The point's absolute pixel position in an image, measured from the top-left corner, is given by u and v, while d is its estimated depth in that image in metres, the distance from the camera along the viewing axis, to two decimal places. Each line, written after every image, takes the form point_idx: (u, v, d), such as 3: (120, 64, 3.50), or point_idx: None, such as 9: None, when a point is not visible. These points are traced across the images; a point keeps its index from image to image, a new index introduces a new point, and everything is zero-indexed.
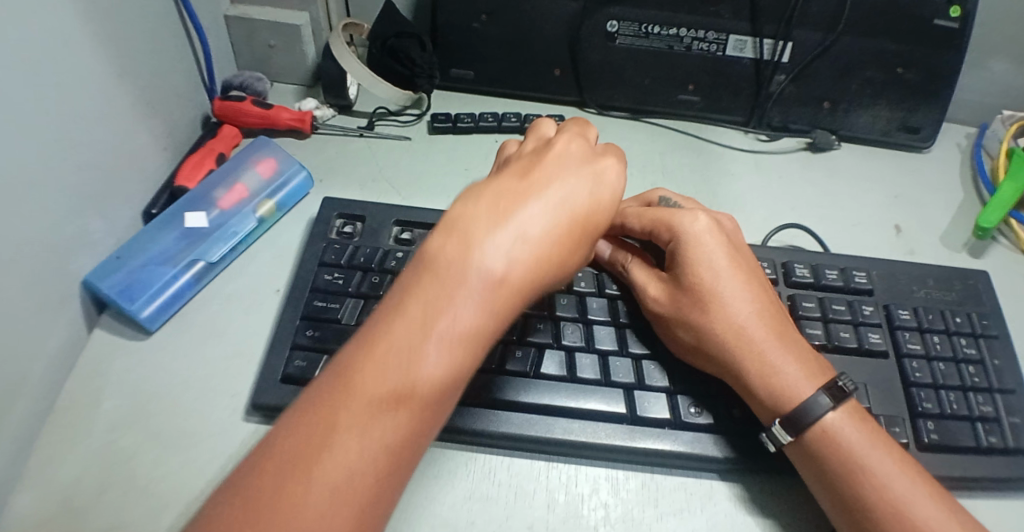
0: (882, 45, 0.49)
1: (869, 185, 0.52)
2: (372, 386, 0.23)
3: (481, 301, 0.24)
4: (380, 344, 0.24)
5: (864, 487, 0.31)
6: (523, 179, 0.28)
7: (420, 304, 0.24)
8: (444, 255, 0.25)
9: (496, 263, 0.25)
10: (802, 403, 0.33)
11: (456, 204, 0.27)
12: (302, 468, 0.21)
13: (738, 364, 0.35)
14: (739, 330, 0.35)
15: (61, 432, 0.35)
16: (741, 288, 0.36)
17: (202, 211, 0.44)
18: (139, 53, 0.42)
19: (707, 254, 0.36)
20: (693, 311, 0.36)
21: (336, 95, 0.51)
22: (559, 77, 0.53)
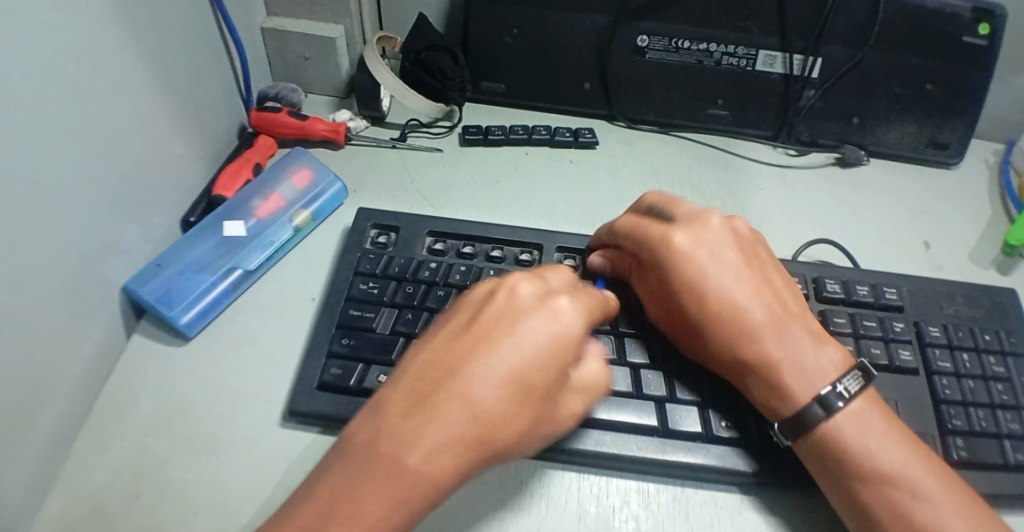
0: (910, 61, 0.50)
1: (895, 200, 0.52)
2: (361, 512, 0.25)
3: (461, 428, 0.26)
4: (366, 464, 0.25)
5: (865, 480, 0.32)
6: (506, 316, 0.29)
7: (400, 426, 0.26)
8: (431, 384, 0.27)
9: (476, 394, 0.27)
10: (797, 412, 0.33)
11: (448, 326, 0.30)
12: None
13: (732, 352, 0.35)
14: (730, 348, 0.35)
15: (100, 433, 0.36)
16: (736, 274, 0.37)
17: (239, 220, 0.45)
18: (177, 65, 0.43)
19: (689, 270, 0.37)
20: (688, 330, 0.37)
21: (369, 106, 0.52)
22: (587, 90, 0.53)
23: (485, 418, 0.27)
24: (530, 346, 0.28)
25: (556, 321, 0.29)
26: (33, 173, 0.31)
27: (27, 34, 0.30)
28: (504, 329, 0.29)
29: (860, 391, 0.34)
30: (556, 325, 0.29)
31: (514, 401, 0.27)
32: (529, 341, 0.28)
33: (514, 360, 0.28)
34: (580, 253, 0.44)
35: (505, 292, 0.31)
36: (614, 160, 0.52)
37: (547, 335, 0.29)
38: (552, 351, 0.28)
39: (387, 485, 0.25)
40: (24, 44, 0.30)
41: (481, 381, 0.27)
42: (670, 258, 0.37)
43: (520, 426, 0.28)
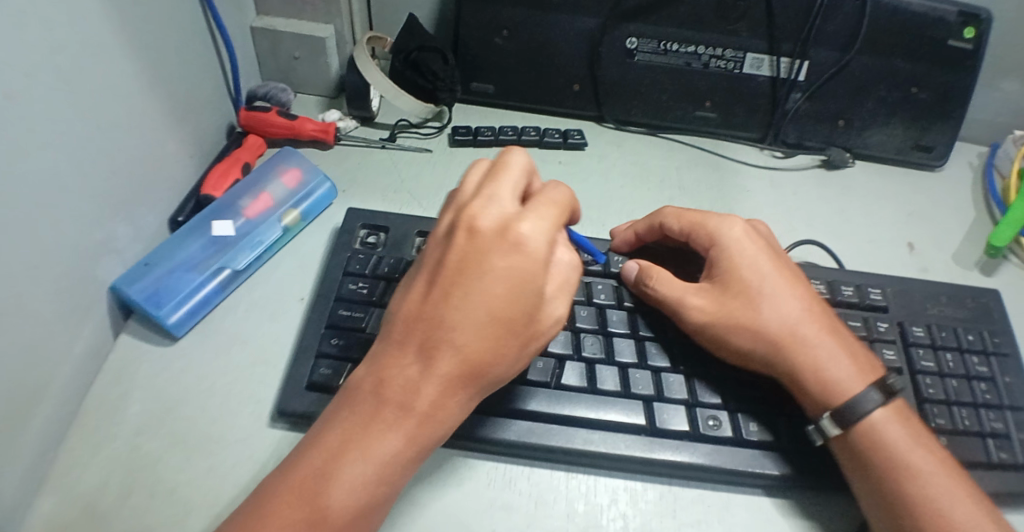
0: (896, 64, 0.50)
1: (881, 202, 0.52)
2: (378, 445, 0.28)
3: (455, 366, 0.29)
4: (372, 414, 0.29)
5: (907, 483, 0.32)
6: (471, 249, 0.29)
7: (401, 377, 0.29)
8: (422, 333, 0.29)
9: (466, 333, 0.29)
10: (852, 399, 0.34)
11: (424, 270, 0.31)
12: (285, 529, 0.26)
13: (789, 332, 0.36)
14: (792, 329, 0.36)
15: (89, 434, 0.35)
16: (789, 289, 0.38)
17: (228, 219, 0.45)
18: (168, 64, 0.43)
19: (750, 257, 0.39)
20: (747, 312, 0.37)
21: (359, 107, 0.52)
22: (577, 92, 0.53)
23: (478, 348, 0.29)
24: (517, 277, 0.29)
25: (530, 246, 0.29)
26: (25, 172, 0.31)
27: (21, 33, 0.30)
28: (474, 262, 0.29)
29: (898, 397, 0.35)
30: (532, 252, 0.30)
31: (507, 333, 0.29)
32: (518, 272, 0.29)
33: (501, 291, 0.29)
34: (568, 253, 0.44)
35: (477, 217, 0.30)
36: (605, 161, 0.52)
37: (533, 263, 0.30)
38: (536, 277, 0.30)
39: (401, 422, 0.29)
40: (18, 42, 0.30)
41: (473, 313, 0.29)
42: (727, 245, 0.39)
43: (513, 351, 0.30)
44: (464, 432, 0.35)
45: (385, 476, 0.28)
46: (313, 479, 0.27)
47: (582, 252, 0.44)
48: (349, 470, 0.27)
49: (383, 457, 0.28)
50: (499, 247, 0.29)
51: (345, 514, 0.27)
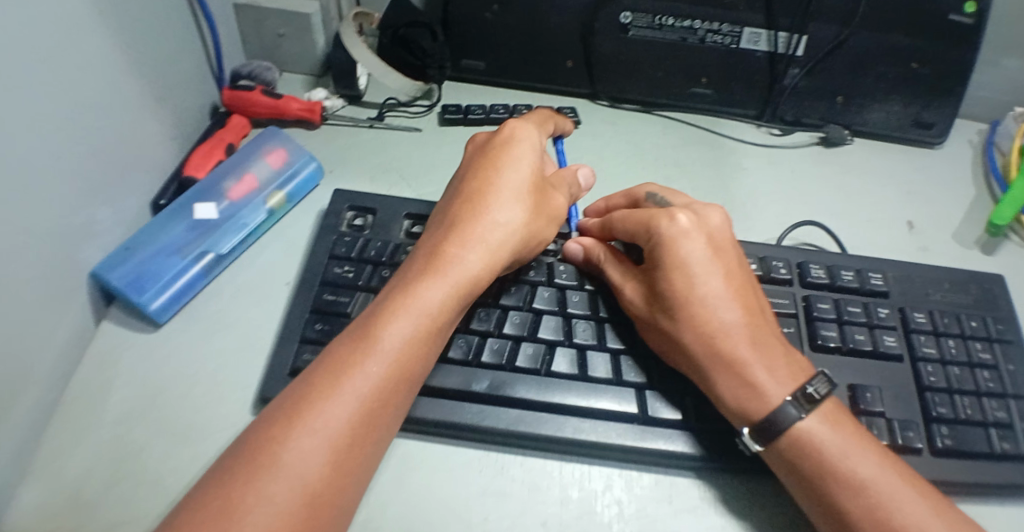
0: (898, 40, 0.49)
1: (880, 180, 0.51)
2: (429, 287, 0.33)
3: (513, 224, 0.36)
4: (432, 263, 0.34)
5: (843, 494, 0.31)
6: (505, 144, 0.40)
7: (462, 237, 0.35)
8: (486, 206, 0.37)
9: (517, 199, 0.37)
10: (773, 411, 0.32)
11: (471, 172, 0.39)
12: (344, 371, 0.30)
13: (705, 344, 0.34)
14: (709, 340, 0.34)
15: (71, 425, 0.35)
16: (722, 293, 0.35)
17: (210, 202, 0.43)
18: (145, 42, 0.41)
19: (681, 260, 0.36)
20: (666, 321, 0.36)
21: (345, 85, 0.50)
22: (571, 68, 0.51)
23: (500, 214, 0.36)
24: (512, 161, 0.39)
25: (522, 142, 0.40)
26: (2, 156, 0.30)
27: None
28: (508, 147, 0.40)
29: (823, 400, 0.33)
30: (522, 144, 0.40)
31: (522, 201, 0.38)
32: (512, 161, 0.39)
33: (506, 173, 0.39)
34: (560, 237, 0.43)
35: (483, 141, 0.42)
36: (599, 140, 0.50)
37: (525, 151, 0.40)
38: (527, 165, 0.39)
39: (443, 265, 0.34)
40: None
41: (485, 187, 0.38)
42: (658, 245, 0.37)
43: (534, 219, 0.38)
44: (452, 420, 0.35)
45: (432, 308, 0.32)
46: (368, 320, 0.32)
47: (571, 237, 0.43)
48: (400, 307, 0.32)
49: (430, 294, 0.33)
50: (523, 139, 0.40)
51: (402, 336, 0.31)
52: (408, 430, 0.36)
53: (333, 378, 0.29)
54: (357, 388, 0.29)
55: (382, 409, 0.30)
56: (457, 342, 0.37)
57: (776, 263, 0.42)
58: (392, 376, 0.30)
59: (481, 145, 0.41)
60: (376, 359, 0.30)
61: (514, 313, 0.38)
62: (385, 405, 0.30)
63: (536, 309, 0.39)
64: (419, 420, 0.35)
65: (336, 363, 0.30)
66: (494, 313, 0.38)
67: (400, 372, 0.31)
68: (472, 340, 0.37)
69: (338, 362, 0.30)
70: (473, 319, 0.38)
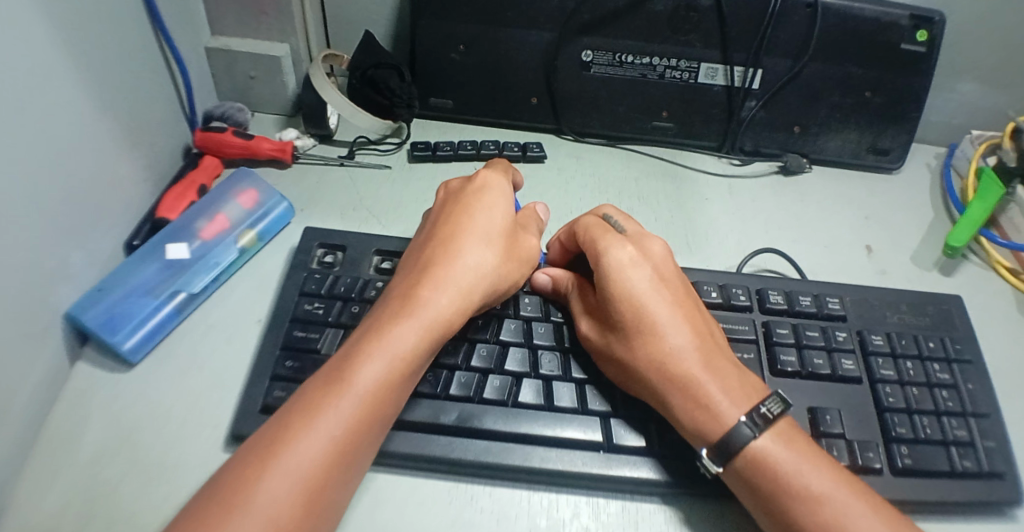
0: (850, 70, 0.51)
1: (840, 205, 0.53)
2: (398, 330, 0.34)
3: (483, 270, 0.38)
4: (402, 307, 0.35)
5: (798, 511, 0.31)
6: (477, 193, 0.42)
7: (435, 280, 0.37)
8: (457, 251, 0.38)
9: (485, 245, 0.39)
10: (727, 432, 0.33)
11: (446, 218, 0.41)
12: (313, 415, 0.30)
13: (660, 366, 0.35)
14: (664, 364, 0.35)
15: (43, 465, 0.35)
16: (673, 318, 0.37)
17: (183, 242, 0.44)
18: (117, 87, 0.42)
19: (632, 286, 0.37)
20: (622, 347, 0.37)
21: (315, 125, 0.51)
22: (535, 104, 0.53)
23: (469, 257, 0.38)
24: (478, 208, 0.41)
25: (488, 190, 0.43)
26: None
27: None
28: (478, 197, 0.42)
29: (777, 420, 0.34)
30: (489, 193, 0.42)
31: (489, 244, 0.39)
32: (479, 208, 0.41)
33: (473, 219, 0.41)
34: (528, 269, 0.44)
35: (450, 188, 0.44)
36: (564, 173, 0.52)
37: (492, 199, 0.42)
38: (494, 211, 0.42)
39: (413, 308, 0.35)
40: None
41: (456, 232, 0.40)
42: (607, 272, 0.38)
43: (502, 259, 0.39)
44: (421, 452, 0.35)
45: (404, 348, 0.33)
46: (340, 360, 0.33)
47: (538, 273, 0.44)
48: (369, 350, 0.33)
49: (402, 335, 0.33)
50: (492, 188, 0.43)
51: (372, 379, 0.32)
52: (378, 464, 0.36)
53: (301, 420, 0.30)
54: (325, 431, 0.30)
55: (349, 451, 0.30)
56: (425, 377, 0.37)
57: (736, 290, 0.43)
58: (360, 418, 0.31)
59: (451, 193, 0.43)
60: (345, 401, 0.31)
61: (482, 345, 0.39)
62: (355, 446, 0.30)
63: (502, 341, 0.39)
64: (388, 454, 0.35)
65: (306, 405, 0.30)
66: (461, 346, 0.39)
67: (370, 414, 0.31)
68: (440, 373, 0.38)
69: (310, 403, 0.31)
70: (441, 353, 0.39)
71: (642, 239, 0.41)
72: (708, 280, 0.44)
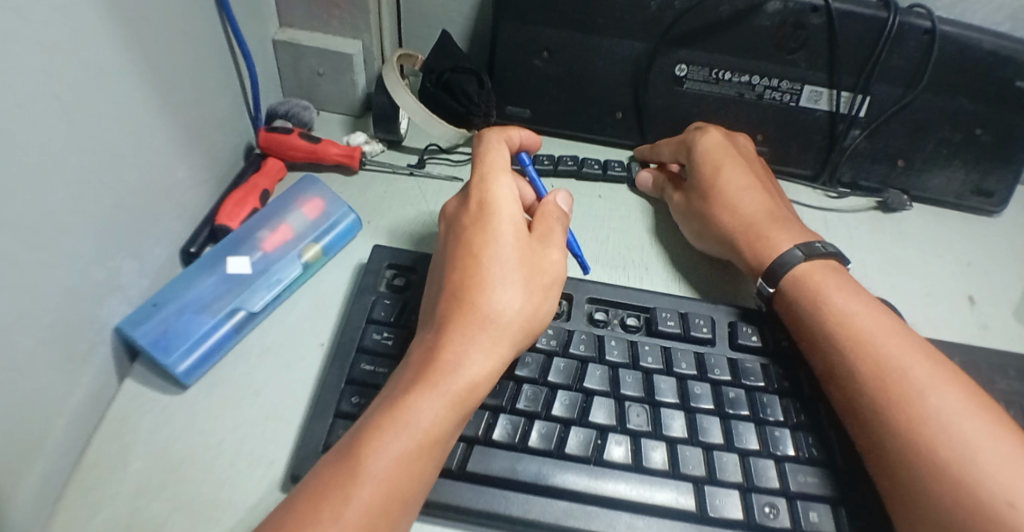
0: (963, 105, 0.47)
1: (938, 249, 0.49)
2: (418, 401, 0.30)
3: (507, 321, 0.33)
4: (423, 370, 0.31)
5: (932, 423, 0.32)
6: (483, 206, 0.35)
7: (454, 338, 0.32)
8: (476, 296, 0.33)
9: (507, 282, 0.33)
10: (777, 259, 0.40)
11: (458, 251, 0.35)
12: (336, 496, 0.27)
13: (728, 219, 0.43)
14: (739, 215, 0.43)
15: (89, 493, 0.33)
16: (737, 178, 0.44)
17: (243, 254, 0.41)
18: (179, 83, 0.39)
19: (711, 156, 0.45)
20: (698, 197, 0.45)
21: (386, 129, 0.48)
22: (620, 119, 0.50)
23: (495, 304, 0.33)
24: (495, 235, 0.34)
25: (499, 208, 0.35)
26: (29, 215, 0.28)
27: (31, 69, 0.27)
28: (489, 214, 0.35)
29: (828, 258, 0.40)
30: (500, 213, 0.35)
31: (517, 282, 0.33)
32: (496, 235, 0.34)
33: (492, 248, 0.34)
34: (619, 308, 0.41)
35: (459, 209, 0.37)
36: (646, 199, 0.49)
37: (506, 221, 0.35)
38: (512, 236, 0.35)
39: (433, 375, 0.31)
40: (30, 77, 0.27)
41: (472, 269, 0.34)
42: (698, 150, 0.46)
43: (536, 302, 0.34)
44: (498, 510, 0.32)
45: (426, 425, 0.29)
46: (356, 437, 0.29)
47: (626, 314, 0.41)
48: (391, 422, 0.29)
49: (424, 409, 0.30)
50: (500, 196, 0.36)
51: (392, 456, 0.28)
52: (448, 517, 0.32)
53: (322, 506, 0.26)
54: (347, 520, 0.26)
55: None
56: (503, 425, 0.34)
57: None
58: (386, 502, 0.27)
59: (458, 210, 0.37)
60: (365, 486, 0.27)
61: (564, 393, 0.36)
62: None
63: (586, 389, 0.36)
64: (460, 509, 0.32)
65: (324, 488, 0.27)
66: (542, 393, 0.36)
67: (395, 497, 0.28)
68: (519, 423, 0.35)
69: (324, 489, 0.27)
70: (521, 400, 0.36)
71: (739, 138, 0.47)
72: None
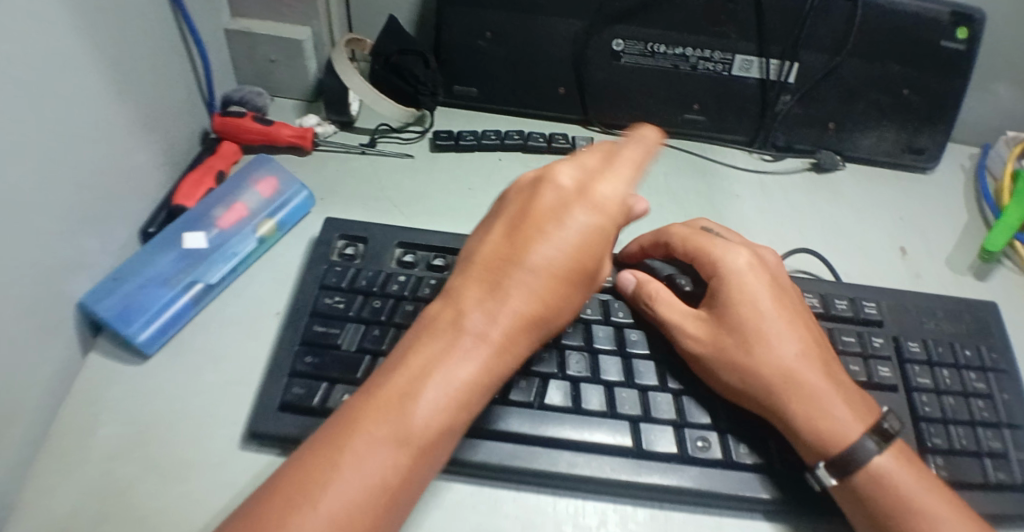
0: (889, 67, 0.49)
1: (872, 205, 0.51)
2: (464, 375, 0.28)
3: (559, 313, 0.32)
4: (472, 338, 0.30)
5: (831, 445, 0.32)
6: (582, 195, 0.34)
7: (514, 318, 0.30)
8: (543, 280, 0.31)
9: (573, 275, 0.32)
10: (851, 448, 0.32)
11: (534, 224, 0.33)
12: (369, 455, 0.26)
13: (778, 403, 0.34)
14: (787, 372, 0.34)
15: (57, 459, 0.34)
16: (785, 329, 0.35)
17: (200, 231, 0.43)
18: (135, 69, 0.40)
19: (750, 289, 0.36)
20: (736, 350, 0.35)
21: (337, 111, 0.50)
22: (563, 94, 0.52)
23: (551, 294, 0.32)
24: (581, 223, 0.33)
25: (602, 205, 0.33)
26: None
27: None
28: (590, 205, 0.33)
29: (896, 437, 0.33)
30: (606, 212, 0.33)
31: (579, 278, 0.33)
32: (580, 222, 0.33)
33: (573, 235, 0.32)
34: None
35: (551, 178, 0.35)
36: None
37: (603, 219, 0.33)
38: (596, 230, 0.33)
39: (483, 348, 0.29)
40: None
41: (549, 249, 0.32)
42: (722, 279, 0.37)
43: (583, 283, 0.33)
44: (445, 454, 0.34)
45: (469, 400, 0.28)
46: (398, 393, 0.28)
47: None
48: (437, 392, 0.28)
49: (467, 382, 0.28)
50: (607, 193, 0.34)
51: (434, 427, 0.27)
52: None
53: (357, 458, 0.25)
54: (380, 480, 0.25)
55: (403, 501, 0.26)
56: None
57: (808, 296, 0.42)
58: (416, 470, 0.27)
59: (549, 181, 0.35)
60: (402, 451, 0.26)
61: None
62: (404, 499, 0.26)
63: None
64: None
65: (362, 440, 0.26)
66: None
67: (426, 463, 0.27)
68: None
69: (362, 441, 0.26)
70: None
71: (756, 249, 0.40)
72: (810, 289, 0.42)
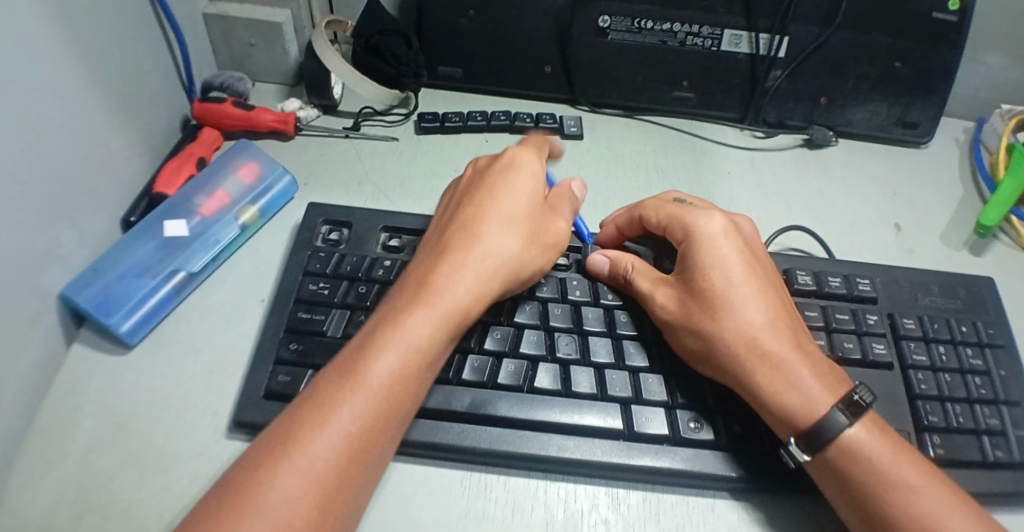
0: (879, 39, 0.48)
1: (864, 181, 0.51)
2: (414, 325, 0.30)
3: (510, 263, 0.34)
4: (420, 290, 0.32)
5: (797, 416, 0.32)
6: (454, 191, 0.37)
7: (458, 269, 0.33)
8: (483, 237, 0.34)
9: (512, 232, 0.35)
10: (818, 420, 0.31)
11: (474, 201, 0.36)
12: (330, 404, 0.28)
13: (745, 373, 0.33)
14: (751, 339, 0.34)
15: (40, 453, 0.33)
16: (754, 295, 0.35)
17: (181, 219, 0.42)
18: (109, 55, 0.40)
19: (721, 255, 0.36)
20: (703, 317, 0.35)
21: (320, 95, 0.49)
22: (549, 73, 0.51)
23: (494, 247, 0.34)
24: (513, 192, 0.37)
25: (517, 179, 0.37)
26: None
27: None
28: (501, 183, 0.37)
29: (867, 408, 0.32)
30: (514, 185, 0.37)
31: (519, 233, 0.35)
32: (514, 190, 0.37)
33: (507, 202, 0.36)
34: (572, 250, 0.42)
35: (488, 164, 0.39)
36: (579, 148, 0.50)
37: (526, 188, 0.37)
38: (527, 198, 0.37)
39: (430, 296, 0.32)
40: None
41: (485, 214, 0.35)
42: (693, 246, 0.37)
43: (523, 244, 0.35)
44: (434, 440, 0.33)
45: (422, 342, 0.30)
46: (355, 351, 0.30)
47: None
48: (388, 342, 0.30)
49: (418, 327, 0.30)
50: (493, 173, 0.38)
51: (388, 373, 0.29)
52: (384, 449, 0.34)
53: (320, 410, 0.27)
54: (342, 424, 0.27)
55: (368, 447, 0.28)
56: None
57: (799, 273, 0.41)
58: (376, 415, 0.28)
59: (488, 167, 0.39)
60: (358, 396, 0.28)
61: (495, 327, 0.37)
62: (370, 448, 0.28)
63: (517, 323, 0.37)
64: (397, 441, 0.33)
65: (323, 397, 0.28)
66: (474, 329, 0.37)
67: (387, 408, 0.29)
68: (451, 358, 0.36)
69: (323, 396, 0.28)
70: None
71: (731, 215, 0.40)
72: (802, 266, 0.42)
